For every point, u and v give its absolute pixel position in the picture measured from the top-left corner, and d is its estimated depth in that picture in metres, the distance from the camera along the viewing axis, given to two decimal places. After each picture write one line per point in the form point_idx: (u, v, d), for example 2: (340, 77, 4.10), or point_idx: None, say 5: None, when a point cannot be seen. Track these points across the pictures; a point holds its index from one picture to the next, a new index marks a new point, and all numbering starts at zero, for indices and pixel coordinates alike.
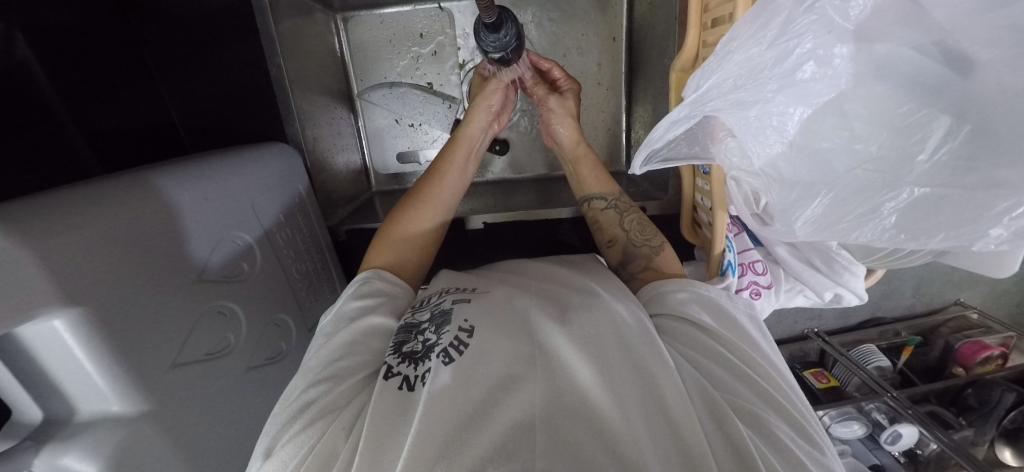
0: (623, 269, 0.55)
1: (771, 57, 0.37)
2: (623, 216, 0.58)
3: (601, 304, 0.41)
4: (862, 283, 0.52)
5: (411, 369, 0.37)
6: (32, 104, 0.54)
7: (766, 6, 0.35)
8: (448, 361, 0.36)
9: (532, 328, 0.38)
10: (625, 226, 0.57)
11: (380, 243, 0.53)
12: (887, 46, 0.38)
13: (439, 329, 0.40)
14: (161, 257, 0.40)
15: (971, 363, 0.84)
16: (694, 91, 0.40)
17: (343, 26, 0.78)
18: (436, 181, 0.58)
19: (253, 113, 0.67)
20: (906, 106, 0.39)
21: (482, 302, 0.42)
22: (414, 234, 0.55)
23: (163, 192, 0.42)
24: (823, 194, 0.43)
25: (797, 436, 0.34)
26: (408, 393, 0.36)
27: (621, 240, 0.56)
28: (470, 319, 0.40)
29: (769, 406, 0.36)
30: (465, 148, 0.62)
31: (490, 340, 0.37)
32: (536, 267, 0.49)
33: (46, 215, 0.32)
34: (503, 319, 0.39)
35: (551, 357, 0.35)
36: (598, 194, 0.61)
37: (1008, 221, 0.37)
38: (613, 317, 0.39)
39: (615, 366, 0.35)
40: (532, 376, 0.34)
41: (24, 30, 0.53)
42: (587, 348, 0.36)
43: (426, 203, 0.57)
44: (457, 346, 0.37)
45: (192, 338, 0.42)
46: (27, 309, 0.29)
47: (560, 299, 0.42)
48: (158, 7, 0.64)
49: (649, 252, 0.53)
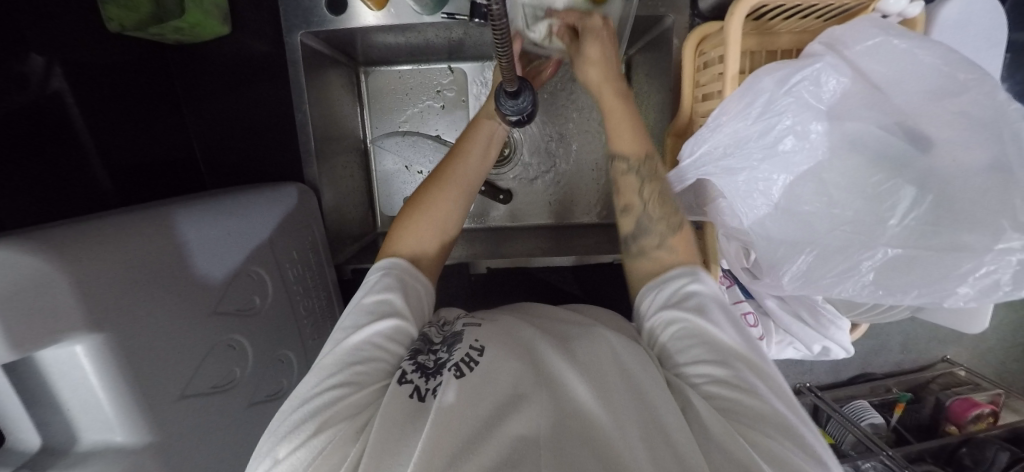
0: (633, 243, 0.50)
1: (755, 130, 0.44)
2: (643, 183, 0.51)
3: (601, 334, 0.43)
4: (849, 337, 0.53)
5: (422, 381, 0.38)
6: (61, 139, 0.58)
7: (750, 89, 0.43)
8: (460, 374, 0.37)
9: (536, 355, 0.40)
10: (645, 195, 0.50)
11: (402, 227, 0.52)
12: (857, 124, 0.44)
13: (450, 348, 0.41)
14: (178, 287, 0.41)
15: (963, 421, 0.87)
16: (690, 155, 0.48)
17: (364, 79, 0.84)
18: (458, 163, 0.56)
19: (274, 151, 0.71)
20: (875, 176, 0.43)
21: (493, 327, 0.44)
22: (435, 215, 0.53)
23: (177, 227, 0.43)
24: (807, 251, 0.46)
25: (805, 456, 0.31)
26: (419, 403, 0.36)
27: (636, 210, 0.50)
28: (481, 339, 0.41)
29: (775, 427, 0.32)
30: (485, 132, 0.59)
31: (496, 360, 0.38)
32: (543, 308, 0.51)
33: (84, 242, 0.34)
34: (509, 343, 0.41)
35: (557, 385, 0.37)
36: (623, 153, 0.52)
37: (973, 280, 0.41)
38: (611, 348, 0.41)
39: (615, 392, 0.36)
40: (535, 397, 0.35)
41: (65, 66, 0.58)
42: (589, 376, 0.37)
43: (447, 185, 0.54)
44: (468, 362, 0.38)
45: (201, 370, 0.43)
46: (56, 332, 0.30)
47: (563, 334, 0.44)
48: (195, 53, 0.69)
49: (663, 230, 0.48)
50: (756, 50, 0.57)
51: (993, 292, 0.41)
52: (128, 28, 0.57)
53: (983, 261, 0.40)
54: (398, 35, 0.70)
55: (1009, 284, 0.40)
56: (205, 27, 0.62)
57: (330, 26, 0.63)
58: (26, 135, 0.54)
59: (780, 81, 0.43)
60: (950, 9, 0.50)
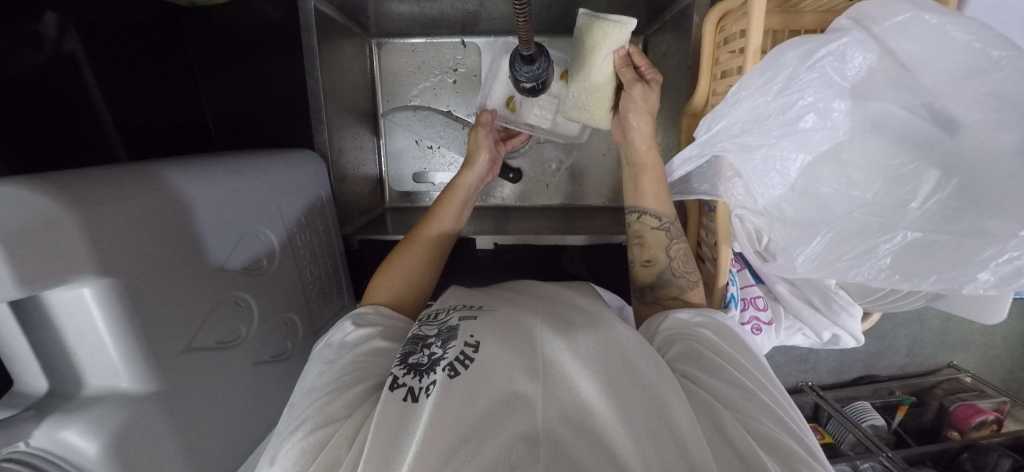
0: (650, 292, 0.54)
1: (776, 107, 0.42)
2: (671, 242, 0.54)
3: (607, 324, 0.42)
4: (860, 325, 0.51)
5: (416, 381, 0.38)
6: (71, 93, 0.58)
7: (772, 64, 0.41)
8: (454, 374, 0.36)
9: (537, 344, 0.40)
10: (670, 252, 0.54)
11: (379, 278, 0.55)
12: (881, 105, 0.43)
13: (444, 344, 0.40)
14: (185, 240, 0.41)
15: (966, 428, 0.85)
16: (706, 132, 0.46)
17: (376, 50, 0.83)
18: (425, 224, 0.60)
19: (285, 118, 0.70)
20: (896, 159, 0.43)
21: (490, 321, 0.43)
22: (411, 269, 0.56)
23: (166, 187, 0.40)
24: (823, 234, 0.45)
25: (801, 450, 0.35)
26: (412, 404, 0.36)
27: (660, 264, 0.54)
28: (476, 334, 0.40)
29: (775, 422, 0.36)
30: (463, 191, 0.65)
31: (492, 354, 0.38)
32: (544, 289, 0.52)
33: (93, 188, 0.34)
34: (507, 335, 0.40)
35: (556, 378, 0.37)
36: (653, 211, 0.55)
37: (995, 266, 0.39)
38: (616, 337, 0.41)
39: (620, 382, 0.36)
40: (534, 390, 0.36)
41: (78, 25, 0.59)
42: (595, 366, 0.37)
43: (416, 242, 0.58)
44: (462, 360, 0.38)
45: (207, 325, 0.43)
46: (62, 272, 0.30)
47: (564, 319, 0.43)
48: (211, 16, 0.69)
49: (684, 284, 0.52)
50: (778, 29, 0.56)
51: (1016, 279, 0.39)
52: None
53: (1006, 247, 0.38)
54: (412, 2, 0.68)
55: None
56: None
57: None
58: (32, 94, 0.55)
59: (804, 56, 0.40)
60: None
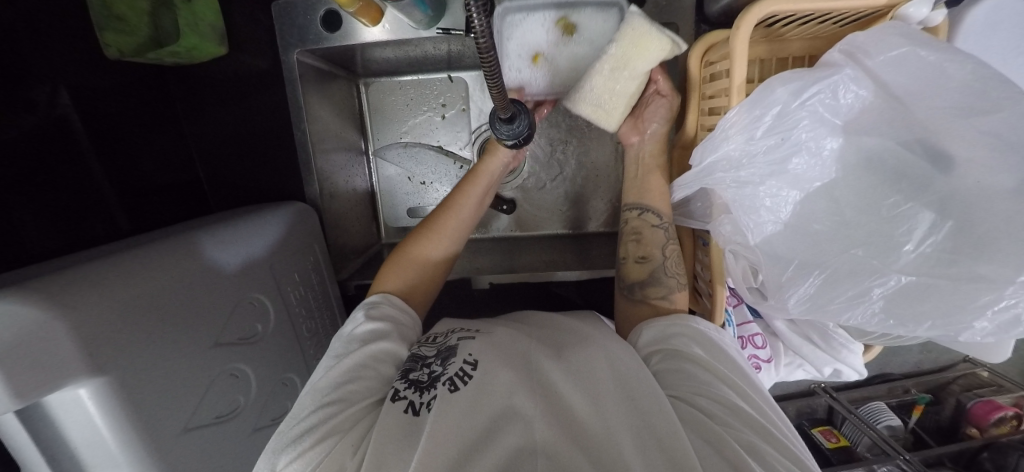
0: (639, 288, 0.52)
1: (770, 144, 0.42)
2: (669, 242, 0.54)
3: (596, 342, 0.42)
4: (862, 360, 0.50)
5: (417, 395, 0.39)
6: (68, 155, 0.58)
7: (761, 100, 0.40)
8: (454, 389, 0.37)
9: (531, 365, 0.39)
10: (665, 252, 0.54)
11: (390, 267, 0.55)
12: (876, 140, 0.42)
13: (444, 361, 0.41)
14: (176, 321, 0.41)
15: (985, 425, 0.82)
16: (697, 164, 0.46)
17: (364, 90, 0.83)
18: (446, 215, 0.59)
19: (278, 172, 0.73)
20: (891, 197, 0.41)
21: (488, 340, 0.43)
22: (424, 259, 0.56)
23: (175, 262, 0.43)
24: (816, 274, 0.43)
25: (791, 463, 0.33)
26: (413, 417, 0.37)
27: (655, 262, 0.53)
28: (476, 353, 0.40)
29: (762, 437, 0.34)
30: (485, 177, 0.63)
31: (491, 371, 0.38)
32: (536, 318, 0.50)
33: (81, 288, 0.34)
34: (504, 354, 0.40)
35: (551, 393, 0.37)
36: (653, 208, 0.56)
37: (992, 314, 0.37)
38: (607, 355, 0.40)
39: (608, 401, 0.36)
40: (530, 406, 0.35)
41: (71, 89, 0.59)
42: (585, 386, 0.37)
43: (438, 233, 0.57)
44: (462, 376, 0.38)
45: (204, 402, 0.43)
46: (54, 379, 0.31)
47: (557, 340, 0.43)
48: (196, 74, 0.71)
49: (674, 285, 0.51)
50: (766, 58, 0.55)
51: (1014, 327, 0.37)
52: (128, 54, 0.59)
53: (1003, 295, 0.37)
54: (395, 50, 0.67)
55: None
56: (201, 50, 0.63)
57: (324, 43, 0.62)
58: (33, 159, 0.54)
59: (795, 93, 0.40)
60: (978, 11, 0.45)
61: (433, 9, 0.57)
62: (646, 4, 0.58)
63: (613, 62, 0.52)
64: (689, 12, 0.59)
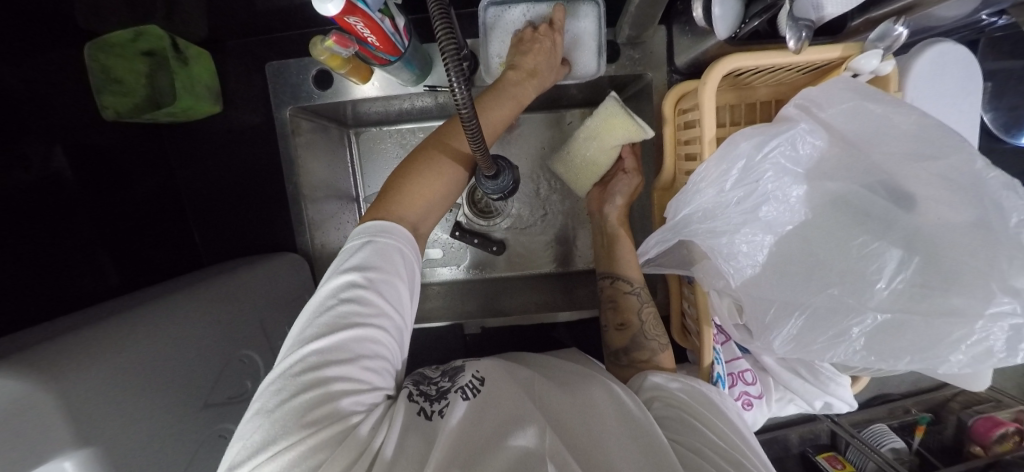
0: (625, 355, 0.55)
1: (738, 194, 0.44)
2: (644, 306, 0.58)
3: (601, 381, 0.44)
4: (850, 391, 0.50)
5: (425, 403, 0.41)
6: (57, 205, 0.58)
7: (727, 155, 0.44)
8: (465, 397, 0.41)
9: (533, 386, 0.43)
10: (642, 316, 0.57)
11: (398, 189, 0.47)
12: (839, 183, 0.44)
13: (451, 377, 0.45)
14: (164, 384, 0.41)
15: (988, 442, 0.81)
16: (673, 217, 0.48)
17: (354, 139, 0.84)
18: (426, 179, 0.48)
19: (269, 223, 0.74)
20: (859, 238, 0.43)
21: (492, 360, 0.47)
22: (438, 184, 0.49)
23: (166, 324, 0.43)
24: (797, 314, 0.44)
25: None
26: (425, 421, 0.39)
27: (634, 326, 0.56)
28: (481, 370, 0.45)
29: None
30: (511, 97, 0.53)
31: (497, 385, 0.42)
32: (539, 356, 0.51)
33: (72, 358, 0.34)
34: (508, 372, 0.45)
35: (551, 412, 0.41)
36: (626, 276, 0.61)
37: (966, 347, 0.39)
38: (611, 395, 0.43)
39: (610, 438, 0.38)
40: (534, 414, 0.39)
41: (67, 147, 0.60)
42: (580, 415, 0.40)
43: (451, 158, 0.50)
44: (471, 387, 0.43)
45: (191, 467, 0.42)
46: (41, 455, 0.30)
47: (562, 379, 0.46)
48: (191, 131, 0.73)
49: (655, 347, 0.54)
50: (736, 103, 0.59)
51: (986, 359, 0.38)
52: (124, 114, 0.62)
53: (975, 329, 0.38)
54: (385, 104, 0.70)
55: (1003, 350, 0.38)
56: (196, 109, 0.65)
57: (317, 101, 0.65)
58: (27, 215, 0.54)
59: (757, 146, 0.43)
60: (925, 60, 0.49)
61: (420, 69, 0.60)
62: (621, 57, 0.63)
63: (587, 132, 0.63)
64: (662, 63, 0.63)
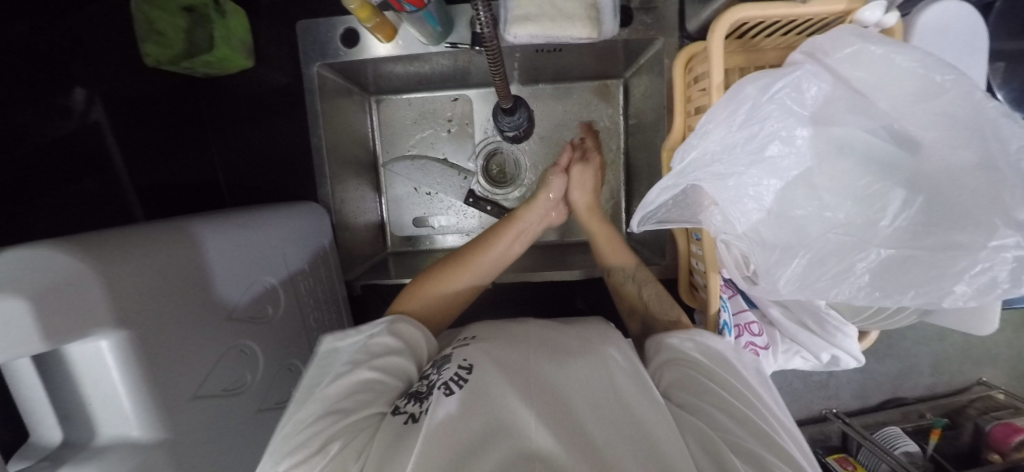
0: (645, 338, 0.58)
1: (741, 138, 0.44)
2: (642, 288, 0.64)
3: (598, 350, 0.44)
4: (858, 345, 0.51)
5: (416, 406, 0.40)
6: (94, 158, 0.61)
7: (734, 97, 0.43)
8: (449, 392, 0.38)
9: (532, 368, 0.41)
10: (645, 297, 0.62)
11: (408, 294, 0.56)
12: (844, 129, 0.45)
13: (440, 368, 0.43)
14: (193, 290, 0.43)
15: (1006, 449, 0.78)
16: (681, 161, 0.46)
17: (375, 106, 0.87)
18: (429, 295, 0.56)
19: (291, 177, 0.78)
20: (864, 179, 0.44)
21: (481, 344, 0.45)
22: (442, 299, 0.57)
23: (197, 237, 0.45)
24: (801, 255, 0.45)
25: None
26: (413, 424, 0.38)
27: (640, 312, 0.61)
28: (469, 357, 0.43)
29: (765, 444, 0.36)
30: (519, 227, 0.66)
31: (487, 374, 0.40)
32: (540, 324, 0.50)
33: (111, 246, 0.36)
34: (500, 358, 0.42)
35: (551, 391, 0.39)
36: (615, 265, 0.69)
37: (970, 277, 0.40)
38: (609, 363, 0.42)
39: (617, 424, 0.36)
40: (531, 408, 0.36)
41: (107, 97, 0.64)
42: (589, 397, 0.38)
43: (465, 270, 0.59)
44: (457, 380, 0.40)
45: (213, 373, 0.44)
46: (83, 323, 0.31)
47: (561, 348, 0.45)
48: (224, 87, 0.77)
49: (668, 322, 0.55)
50: (745, 66, 0.58)
51: (989, 290, 0.39)
52: (163, 62, 0.65)
53: (977, 259, 0.39)
54: (406, 65, 0.73)
55: (1006, 281, 0.39)
56: (230, 61, 0.69)
57: (341, 56, 0.69)
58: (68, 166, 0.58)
59: (763, 89, 0.43)
60: (929, 15, 0.50)
61: (441, 25, 0.62)
62: (634, 21, 0.65)
63: None
64: (676, 28, 0.65)
